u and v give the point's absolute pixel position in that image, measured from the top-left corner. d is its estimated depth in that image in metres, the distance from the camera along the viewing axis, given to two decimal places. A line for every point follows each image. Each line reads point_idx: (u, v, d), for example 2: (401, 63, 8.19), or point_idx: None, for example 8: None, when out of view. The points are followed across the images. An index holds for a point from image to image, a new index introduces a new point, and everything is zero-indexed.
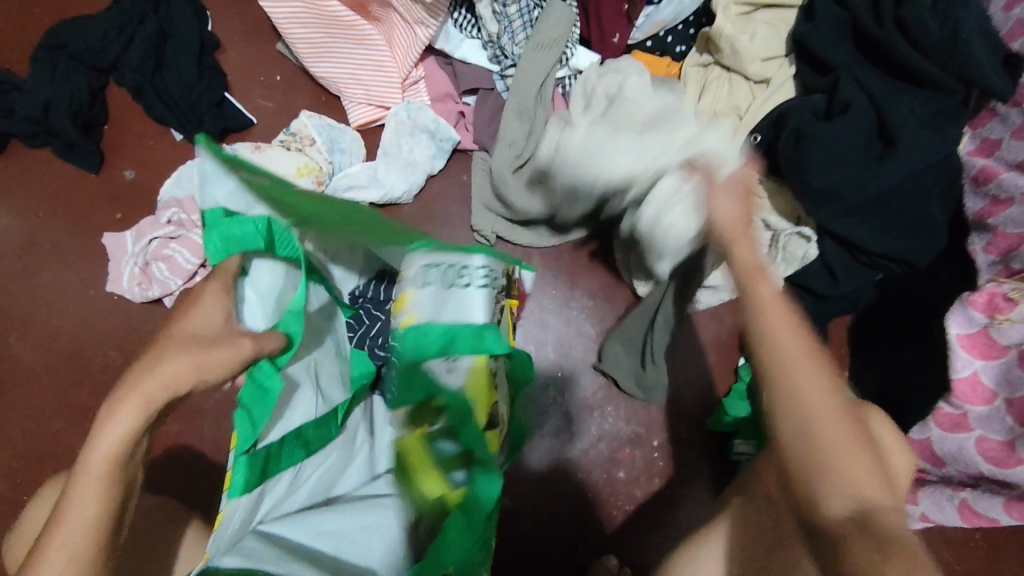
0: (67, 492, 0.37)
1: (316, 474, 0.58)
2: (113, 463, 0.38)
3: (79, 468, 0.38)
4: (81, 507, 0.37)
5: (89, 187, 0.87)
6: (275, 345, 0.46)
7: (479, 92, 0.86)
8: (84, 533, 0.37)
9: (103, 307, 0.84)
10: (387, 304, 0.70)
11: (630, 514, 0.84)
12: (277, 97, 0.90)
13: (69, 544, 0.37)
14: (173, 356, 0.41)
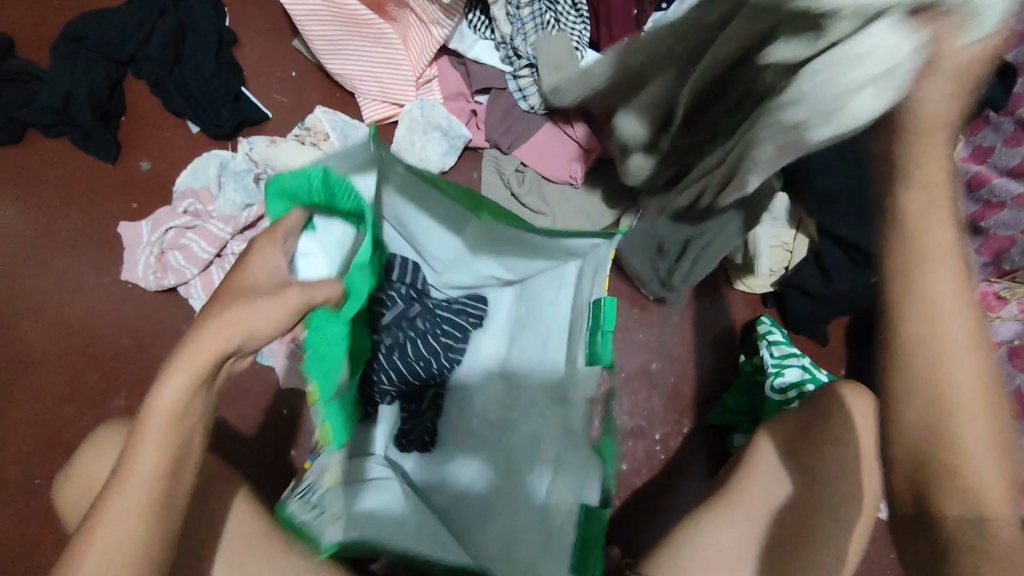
0: (133, 439, 0.39)
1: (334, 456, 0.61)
2: (177, 411, 0.40)
3: (146, 415, 0.39)
4: (147, 453, 0.39)
5: (105, 177, 0.88)
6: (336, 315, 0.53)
7: (491, 92, 0.89)
8: (151, 478, 0.39)
9: (116, 295, 0.85)
10: (398, 287, 0.70)
11: (633, 505, 0.86)
12: (292, 93, 0.92)
13: (135, 490, 0.39)
14: (229, 315, 0.43)
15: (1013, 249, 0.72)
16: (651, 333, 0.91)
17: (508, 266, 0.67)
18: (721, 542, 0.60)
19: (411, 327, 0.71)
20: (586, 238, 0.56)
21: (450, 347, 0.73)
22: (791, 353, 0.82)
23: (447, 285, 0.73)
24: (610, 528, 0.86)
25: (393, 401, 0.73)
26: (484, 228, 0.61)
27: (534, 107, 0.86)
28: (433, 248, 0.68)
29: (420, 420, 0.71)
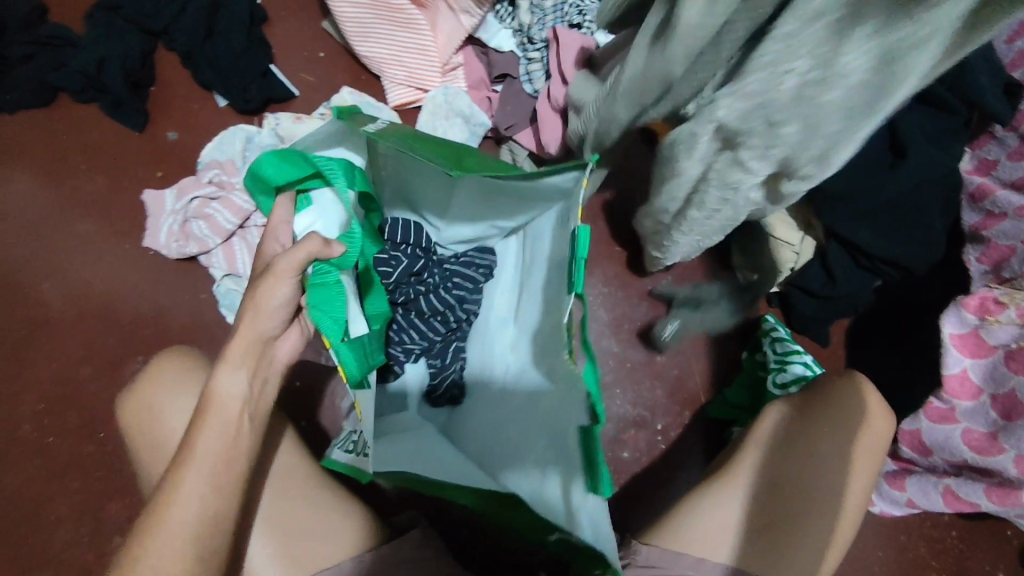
0: (196, 431, 0.48)
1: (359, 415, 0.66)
2: (228, 406, 0.49)
3: (205, 412, 0.49)
4: (205, 444, 0.48)
5: (133, 144, 0.89)
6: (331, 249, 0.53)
7: (507, 80, 0.91)
8: (211, 464, 0.48)
9: (137, 261, 0.87)
10: (405, 247, 0.74)
11: (633, 493, 0.89)
12: (320, 74, 0.94)
13: (199, 473, 0.47)
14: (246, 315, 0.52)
15: (1013, 259, 0.71)
16: (657, 325, 0.93)
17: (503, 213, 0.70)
18: (722, 518, 0.63)
19: (424, 283, 0.75)
20: (564, 174, 0.57)
21: (463, 299, 0.75)
22: (794, 349, 0.83)
23: (452, 240, 0.78)
24: (610, 514, 0.88)
25: (416, 358, 0.78)
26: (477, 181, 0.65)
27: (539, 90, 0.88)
28: (432, 203, 0.74)
29: (445, 372, 0.76)
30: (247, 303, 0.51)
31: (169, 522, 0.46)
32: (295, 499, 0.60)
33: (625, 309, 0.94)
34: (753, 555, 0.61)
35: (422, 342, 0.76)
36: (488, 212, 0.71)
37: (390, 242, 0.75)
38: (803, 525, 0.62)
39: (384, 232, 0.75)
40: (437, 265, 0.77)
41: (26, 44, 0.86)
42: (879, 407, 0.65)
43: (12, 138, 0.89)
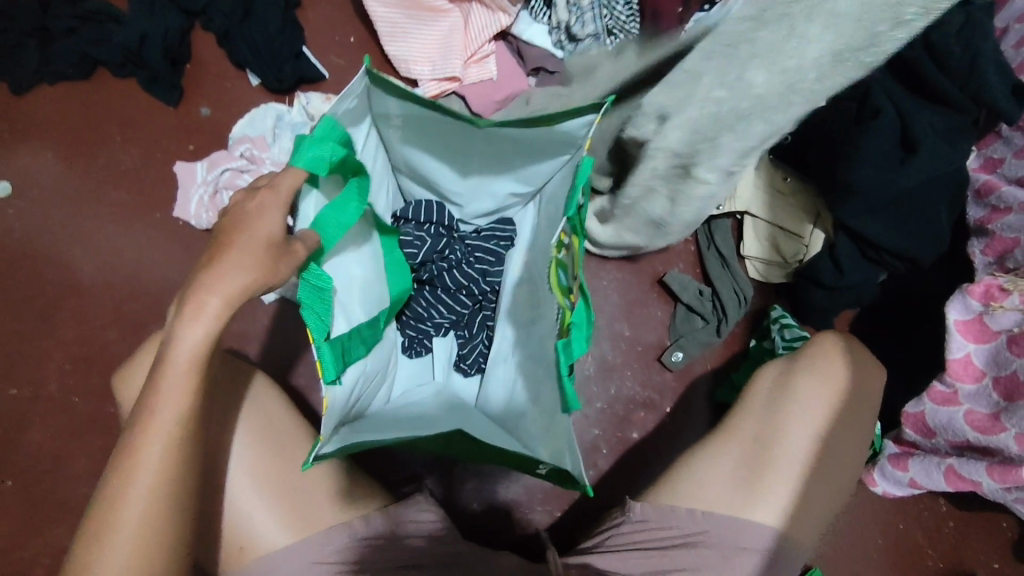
0: (157, 379, 0.46)
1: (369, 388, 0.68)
2: (196, 355, 0.46)
3: (167, 358, 0.46)
4: (166, 398, 0.46)
5: (167, 118, 0.92)
6: (312, 245, 0.54)
7: (540, 74, 0.94)
8: (173, 419, 0.46)
9: (164, 230, 0.89)
10: (428, 226, 0.78)
11: (640, 475, 0.90)
12: (350, 58, 0.97)
13: (157, 441, 0.46)
14: (232, 260, 0.48)
15: (1016, 250, 0.73)
16: (669, 311, 0.96)
17: (521, 176, 0.74)
18: (717, 473, 0.66)
19: (446, 260, 0.79)
20: (581, 119, 0.60)
21: (484, 271, 0.81)
22: (801, 335, 0.86)
23: (472, 215, 0.81)
24: (617, 493, 0.90)
25: (446, 332, 0.83)
26: (489, 147, 0.68)
27: None
28: (447, 183, 0.76)
29: (472, 342, 0.81)
30: (224, 263, 0.47)
31: (126, 496, 0.45)
32: (277, 453, 0.62)
33: (638, 294, 0.96)
34: (733, 504, 0.65)
35: (450, 316, 0.82)
36: (505, 178, 0.75)
37: (411, 221, 0.78)
38: (770, 478, 0.65)
39: (406, 215, 0.79)
40: (459, 241, 0.81)
41: (69, 17, 0.89)
42: (867, 365, 0.69)
43: (51, 109, 0.92)
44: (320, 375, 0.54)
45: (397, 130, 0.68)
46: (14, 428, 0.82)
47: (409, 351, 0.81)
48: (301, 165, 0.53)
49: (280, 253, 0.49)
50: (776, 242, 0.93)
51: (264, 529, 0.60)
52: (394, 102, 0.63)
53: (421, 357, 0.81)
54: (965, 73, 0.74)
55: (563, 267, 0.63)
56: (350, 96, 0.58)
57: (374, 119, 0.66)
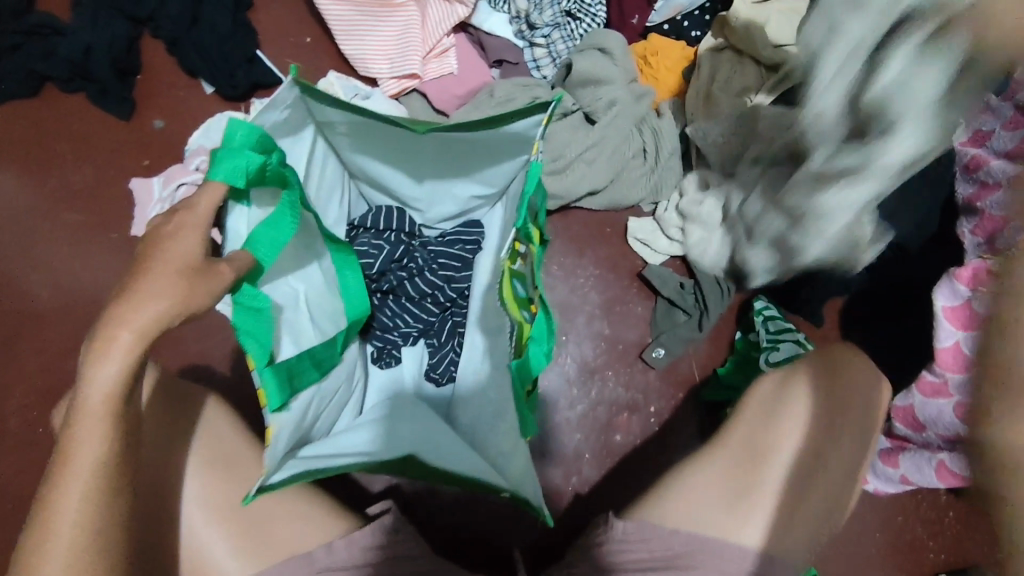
0: (76, 412, 0.44)
1: (330, 408, 0.66)
2: (117, 386, 0.45)
3: (84, 390, 0.44)
4: (85, 431, 0.44)
5: (120, 133, 0.89)
6: (243, 264, 0.52)
7: (503, 65, 0.90)
8: (97, 447, 0.45)
9: (122, 251, 0.86)
10: (388, 234, 0.75)
11: (626, 481, 0.87)
12: (305, 58, 0.93)
13: (78, 481, 0.45)
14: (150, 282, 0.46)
15: (1005, 231, 0.67)
16: (650, 306, 0.92)
17: (482, 178, 0.70)
18: (702, 489, 0.64)
19: (405, 268, 0.77)
20: (528, 119, 0.57)
21: (449, 278, 0.78)
22: (786, 328, 0.83)
23: (435, 221, 0.78)
24: (605, 500, 0.86)
25: (415, 341, 0.80)
26: (441, 149, 0.65)
27: (546, 77, 0.90)
28: (405, 190, 0.74)
29: (442, 351, 0.78)
30: (140, 293, 0.46)
31: (48, 539, 0.45)
32: (228, 472, 0.59)
33: (617, 291, 0.93)
34: (711, 520, 0.62)
35: (418, 324, 0.79)
36: (463, 181, 0.71)
37: (371, 230, 0.76)
38: (754, 495, 0.62)
39: (366, 223, 0.76)
40: (421, 248, 0.78)
41: (12, 32, 0.86)
42: (865, 374, 0.64)
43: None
44: (261, 402, 0.51)
45: (346, 138, 0.65)
46: None
47: (380, 362, 0.79)
48: (220, 178, 0.51)
49: (203, 276, 0.48)
50: None
51: (214, 557, 0.57)
52: (336, 112, 0.60)
53: (393, 368, 0.79)
54: None
55: (518, 276, 0.59)
56: (279, 105, 0.55)
57: (319, 128, 0.63)
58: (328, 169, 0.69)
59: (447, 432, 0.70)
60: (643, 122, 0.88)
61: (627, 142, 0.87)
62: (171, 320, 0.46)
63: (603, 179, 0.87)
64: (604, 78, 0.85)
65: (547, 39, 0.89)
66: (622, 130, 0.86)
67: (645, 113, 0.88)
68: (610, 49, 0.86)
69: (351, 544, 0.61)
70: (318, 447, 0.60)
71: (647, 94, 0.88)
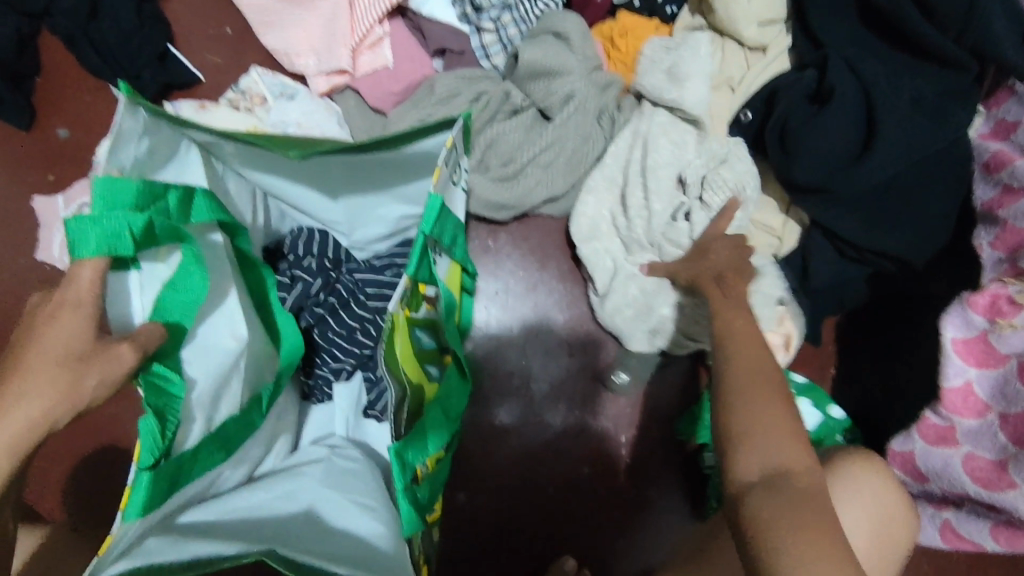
0: None
1: (237, 462, 0.57)
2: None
3: None
4: None
5: (20, 144, 0.79)
6: (153, 338, 0.44)
7: (447, 55, 0.79)
8: None
9: (25, 277, 0.77)
10: (308, 261, 0.66)
11: (595, 518, 0.78)
12: (227, 52, 0.82)
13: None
14: (30, 382, 0.40)
15: None
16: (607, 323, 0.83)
17: (405, 197, 0.60)
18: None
19: (325, 304, 0.68)
20: (438, 136, 0.47)
21: (381, 309, 0.68)
22: None
23: (365, 243, 0.68)
24: (572, 541, 0.78)
25: (350, 374, 0.70)
26: (350, 169, 0.55)
27: (497, 67, 0.79)
28: (323, 211, 0.64)
29: (379, 386, 0.69)
30: (11, 392, 0.40)
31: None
32: None
33: (584, 308, 0.82)
34: None
35: (351, 357, 0.69)
36: (387, 201, 0.61)
37: (293, 257, 0.67)
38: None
39: (285, 249, 0.68)
40: (349, 275, 0.68)
41: None
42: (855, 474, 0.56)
43: None
44: (119, 509, 0.43)
45: (239, 159, 0.55)
46: None
47: (314, 397, 0.71)
48: (90, 254, 0.41)
49: (90, 363, 0.41)
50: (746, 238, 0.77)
51: None
52: (211, 134, 0.49)
53: (328, 402, 0.71)
54: (961, 17, 0.63)
55: (423, 326, 0.49)
56: (128, 138, 0.45)
57: (202, 149, 0.52)
58: (228, 194, 0.57)
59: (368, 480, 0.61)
60: (607, 116, 0.77)
61: (588, 141, 0.76)
62: (55, 423, 0.40)
63: (562, 186, 0.76)
64: (558, 68, 0.74)
65: (496, 23, 0.77)
66: (585, 126, 0.76)
67: (605, 105, 0.77)
68: (566, 34, 0.74)
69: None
70: (206, 508, 0.52)
71: (612, 83, 0.77)
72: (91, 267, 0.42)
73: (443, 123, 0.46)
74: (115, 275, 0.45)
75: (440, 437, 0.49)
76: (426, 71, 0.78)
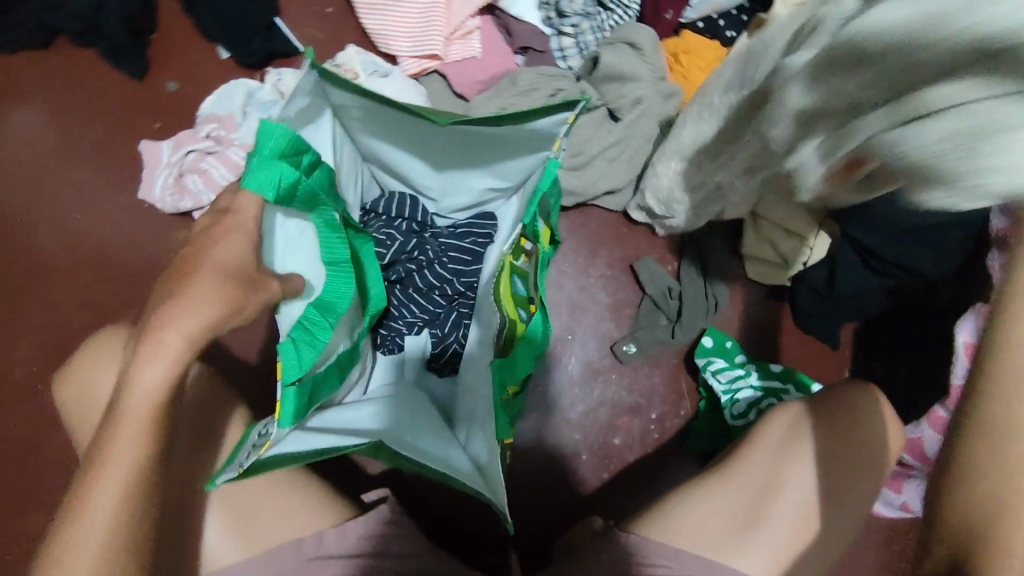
0: (117, 407, 0.44)
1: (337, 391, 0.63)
2: (158, 392, 0.44)
3: (127, 391, 0.44)
4: (119, 444, 0.44)
5: (130, 92, 0.87)
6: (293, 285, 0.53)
7: (529, 52, 0.87)
8: (130, 447, 0.45)
9: (127, 212, 0.84)
10: (399, 224, 0.74)
11: (620, 484, 0.86)
12: (326, 29, 0.90)
13: (106, 498, 0.44)
14: (199, 291, 0.45)
15: None
16: (635, 304, 0.90)
17: (498, 171, 0.67)
18: (714, 515, 0.62)
19: (415, 261, 0.75)
20: (555, 117, 0.54)
21: (459, 271, 0.75)
22: (738, 376, 0.83)
23: (449, 210, 0.76)
24: (598, 501, 0.85)
25: (420, 331, 0.77)
26: (458, 141, 0.63)
27: (572, 68, 0.87)
28: (419, 177, 0.71)
29: (446, 342, 0.76)
30: (186, 298, 0.45)
31: (66, 561, 0.44)
32: (243, 502, 0.57)
33: (627, 293, 0.90)
34: (721, 550, 0.61)
35: (425, 313, 0.77)
36: (480, 174, 0.69)
37: (382, 217, 0.74)
38: (763, 533, 0.60)
39: (378, 209, 0.74)
40: (432, 239, 0.75)
41: None
42: (870, 417, 0.64)
43: (11, 79, 0.87)
44: (277, 418, 0.50)
45: (361, 123, 0.63)
46: None
47: (385, 348, 0.77)
48: (252, 189, 0.49)
49: (248, 287, 0.47)
50: (773, 242, 0.83)
51: (211, 557, 0.55)
52: (348, 96, 0.56)
53: (398, 354, 0.77)
54: None
55: (519, 274, 0.61)
56: (300, 92, 0.52)
57: (334, 112, 0.60)
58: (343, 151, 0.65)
59: (433, 417, 0.70)
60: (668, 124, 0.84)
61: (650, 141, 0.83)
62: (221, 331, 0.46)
63: (623, 178, 0.85)
64: (630, 75, 0.82)
65: (576, 27, 0.86)
66: (648, 127, 0.83)
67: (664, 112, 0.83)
68: (640, 45, 0.82)
69: (344, 535, 0.58)
70: (313, 419, 0.58)
71: (675, 95, 0.83)
72: (252, 202, 0.49)
73: (562, 106, 0.54)
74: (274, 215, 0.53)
75: (524, 368, 0.60)
76: (509, 64, 0.86)
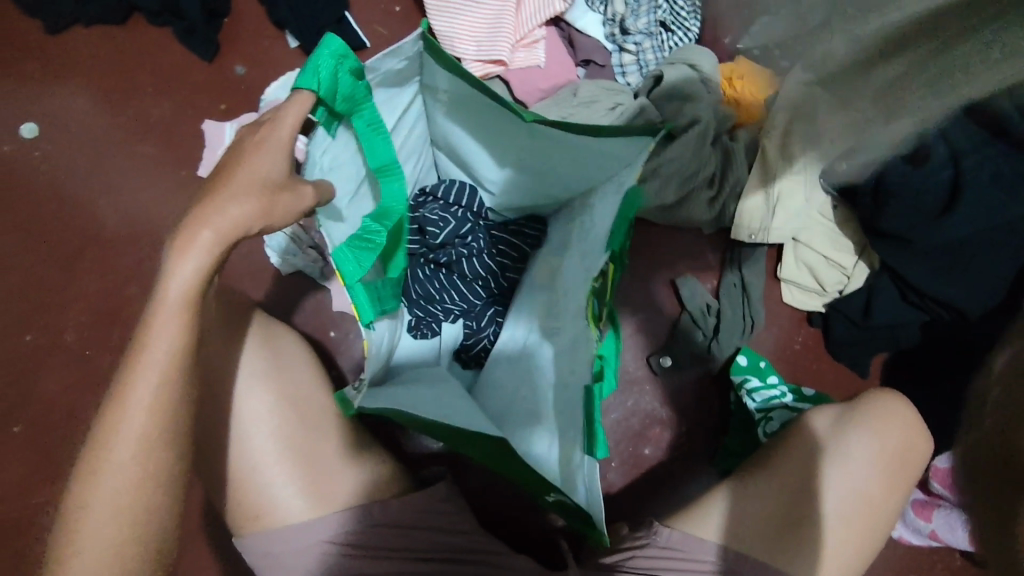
0: (153, 308, 0.43)
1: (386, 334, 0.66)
2: (193, 287, 0.43)
3: (162, 286, 0.43)
4: (157, 340, 0.43)
5: (200, 73, 0.89)
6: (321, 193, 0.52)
7: (590, 66, 0.90)
8: (166, 347, 0.43)
9: (186, 189, 0.86)
10: (455, 210, 0.75)
11: (645, 493, 0.87)
12: (394, 28, 0.93)
13: (135, 420, 0.43)
14: (233, 189, 0.44)
15: None
16: (673, 318, 0.92)
17: (561, 177, 0.69)
18: (753, 516, 0.67)
19: (469, 246, 0.75)
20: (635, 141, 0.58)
21: (501, 266, 0.78)
22: (772, 394, 0.84)
23: (503, 207, 0.78)
24: (623, 508, 0.87)
25: (454, 320, 0.79)
26: (533, 145, 0.65)
27: (631, 84, 0.90)
28: (480, 168, 0.74)
29: (479, 335, 0.78)
30: (219, 196, 0.44)
31: (110, 465, 0.43)
32: (300, 451, 0.58)
33: (666, 307, 0.92)
34: (771, 550, 0.65)
35: (462, 303, 0.78)
36: (542, 178, 0.71)
37: (439, 200, 0.76)
38: (806, 531, 0.65)
39: (436, 194, 0.76)
40: (483, 231, 0.77)
41: None
42: (886, 409, 0.69)
43: (83, 51, 0.89)
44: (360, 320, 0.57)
45: (443, 106, 0.66)
46: (28, 374, 0.81)
47: (416, 332, 0.75)
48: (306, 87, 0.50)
49: (282, 191, 0.46)
50: (814, 270, 0.88)
51: (280, 508, 0.57)
52: (443, 77, 0.60)
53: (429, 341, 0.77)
54: None
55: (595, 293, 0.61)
56: (400, 55, 0.55)
57: (421, 87, 0.64)
58: (409, 122, 0.67)
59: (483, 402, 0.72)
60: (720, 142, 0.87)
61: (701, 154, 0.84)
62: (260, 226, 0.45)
63: (671, 197, 0.86)
64: (690, 93, 0.85)
65: (638, 46, 0.89)
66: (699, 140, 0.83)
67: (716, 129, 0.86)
68: (700, 66, 0.86)
69: (406, 505, 0.61)
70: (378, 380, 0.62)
71: (730, 117, 0.87)
72: (295, 112, 0.49)
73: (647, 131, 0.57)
74: (312, 133, 0.53)
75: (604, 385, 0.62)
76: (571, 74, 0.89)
